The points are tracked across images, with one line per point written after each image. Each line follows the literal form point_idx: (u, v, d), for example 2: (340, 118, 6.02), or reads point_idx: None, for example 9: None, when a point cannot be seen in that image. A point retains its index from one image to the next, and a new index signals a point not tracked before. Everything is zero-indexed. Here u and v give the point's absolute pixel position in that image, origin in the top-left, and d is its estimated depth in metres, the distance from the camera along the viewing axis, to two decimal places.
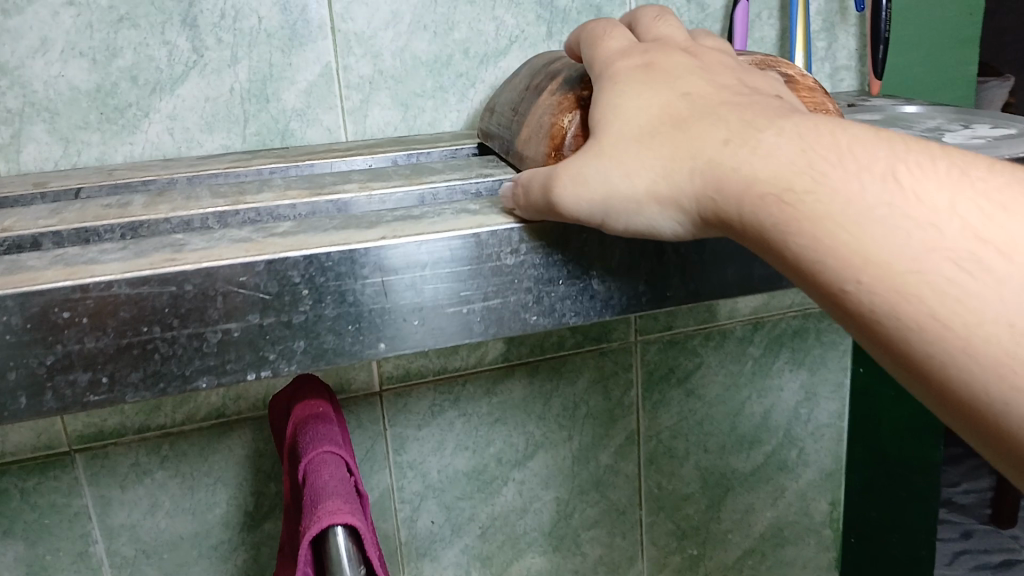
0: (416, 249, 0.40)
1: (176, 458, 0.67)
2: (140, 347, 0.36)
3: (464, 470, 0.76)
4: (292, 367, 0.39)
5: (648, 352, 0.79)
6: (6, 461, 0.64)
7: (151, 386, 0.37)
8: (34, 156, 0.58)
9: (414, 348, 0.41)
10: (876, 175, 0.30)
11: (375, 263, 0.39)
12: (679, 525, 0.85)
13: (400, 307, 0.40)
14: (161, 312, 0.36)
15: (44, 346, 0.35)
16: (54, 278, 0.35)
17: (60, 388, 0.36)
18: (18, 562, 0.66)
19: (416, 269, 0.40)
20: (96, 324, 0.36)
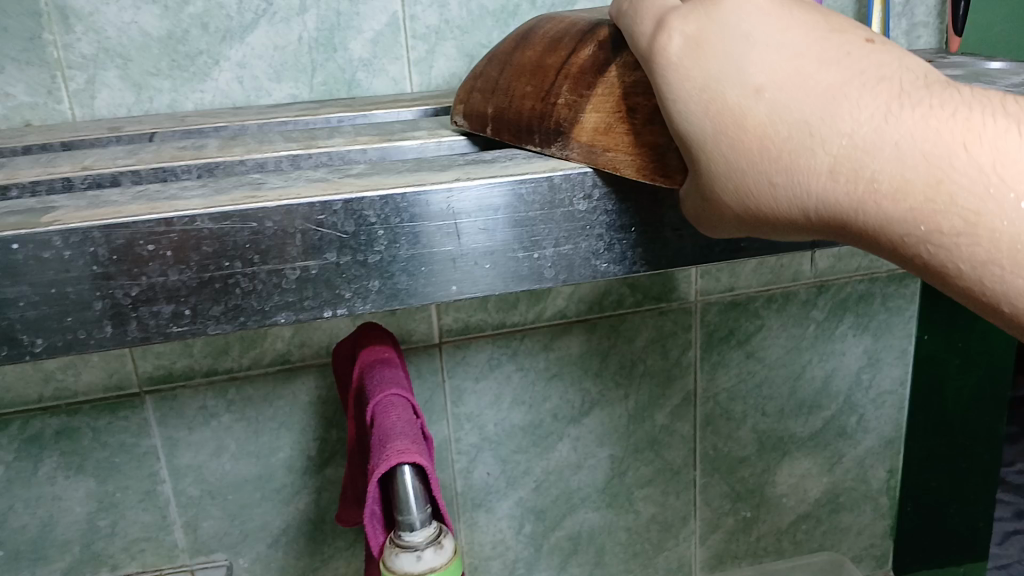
0: (489, 190, 0.36)
1: (242, 402, 0.69)
2: (222, 281, 0.34)
3: (520, 425, 0.77)
4: (367, 307, 0.36)
5: (708, 313, 0.78)
6: (78, 401, 0.66)
7: (232, 322, 0.34)
8: (107, 102, 0.60)
9: (485, 293, 0.37)
10: (916, 152, 0.24)
11: (448, 205, 0.36)
12: (734, 487, 0.85)
13: (470, 248, 0.37)
14: (240, 248, 0.34)
15: (128, 277, 0.33)
16: (135, 211, 0.33)
17: (144, 319, 0.33)
18: (91, 496, 0.69)
19: (487, 212, 0.36)
20: (179, 257, 0.33)
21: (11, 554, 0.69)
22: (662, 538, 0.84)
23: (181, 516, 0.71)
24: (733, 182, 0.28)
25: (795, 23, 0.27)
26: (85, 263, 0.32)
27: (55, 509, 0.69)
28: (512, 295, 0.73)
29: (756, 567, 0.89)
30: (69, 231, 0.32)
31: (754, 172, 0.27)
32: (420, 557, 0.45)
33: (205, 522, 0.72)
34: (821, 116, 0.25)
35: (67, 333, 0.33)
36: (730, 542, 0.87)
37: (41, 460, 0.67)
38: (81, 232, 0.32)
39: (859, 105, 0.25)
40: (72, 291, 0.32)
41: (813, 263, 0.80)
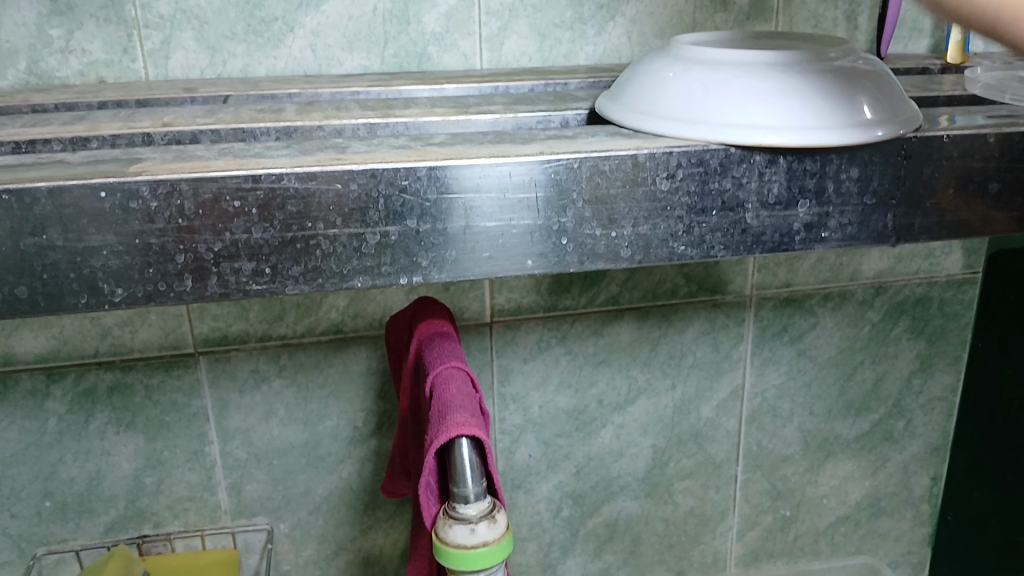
0: (554, 168, 0.39)
1: (294, 368, 0.69)
2: (303, 241, 0.37)
3: (566, 408, 0.77)
4: (445, 275, 0.39)
5: (762, 308, 0.77)
6: (133, 357, 0.67)
7: (322, 281, 0.38)
8: (181, 62, 0.60)
9: (554, 268, 0.40)
10: None
11: (518, 180, 0.39)
12: (775, 485, 0.84)
13: (530, 223, 0.39)
14: (326, 210, 0.37)
15: (213, 234, 0.36)
16: (225, 168, 0.37)
17: (225, 275, 0.37)
18: (139, 452, 0.70)
19: (558, 188, 0.39)
20: (263, 215, 0.37)
21: (59, 505, 0.71)
22: (699, 532, 0.84)
23: (226, 479, 0.72)
24: None
25: None
26: (169, 218, 0.36)
27: (104, 463, 0.70)
28: (566, 278, 0.72)
29: (791, 566, 0.88)
30: (159, 183, 0.35)
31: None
32: (473, 531, 0.45)
33: (249, 486, 0.72)
34: None
35: (152, 283, 0.37)
36: (767, 540, 0.86)
37: (94, 414, 0.68)
38: (169, 185, 0.36)
39: None
40: (157, 242, 0.36)
41: (872, 263, 0.79)
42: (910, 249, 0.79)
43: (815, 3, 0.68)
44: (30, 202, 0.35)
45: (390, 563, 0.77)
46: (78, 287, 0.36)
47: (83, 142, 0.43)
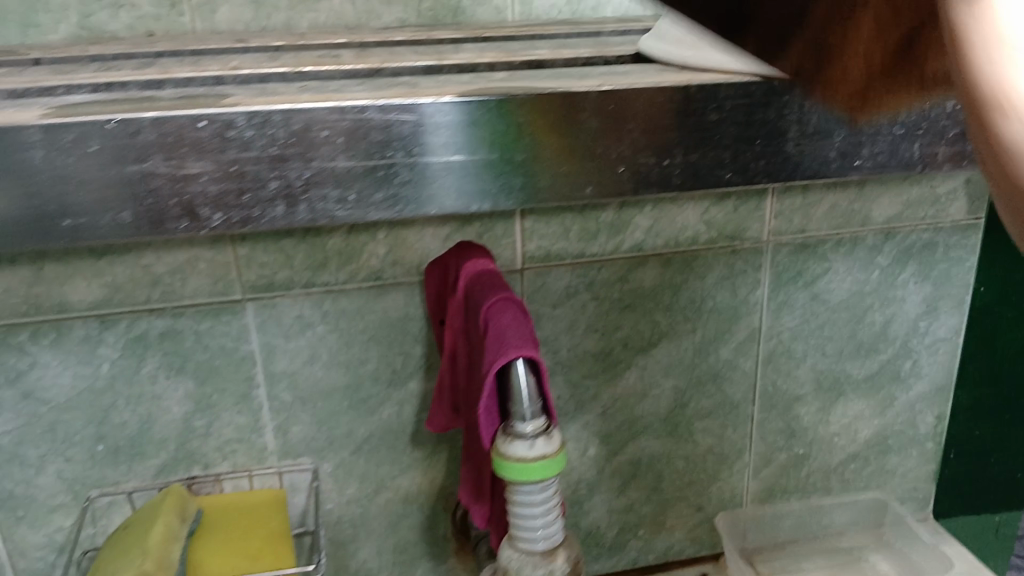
0: (607, 102, 0.44)
1: (336, 314, 0.73)
2: (383, 170, 0.42)
3: (592, 351, 0.80)
4: (425, 207, 0.44)
5: (778, 254, 0.81)
6: (183, 305, 0.70)
7: (339, 207, 0.43)
8: (227, 17, 0.62)
9: (606, 194, 0.46)
10: None
11: (575, 113, 0.43)
12: (789, 424, 0.88)
13: (576, 151, 0.44)
14: (403, 140, 0.42)
15: (303, 162, 0.42)
16: (312, 102, 0.41)
17: (314, 201, 0.42)
18: (188, 396, 0.73)
19: (608, 120, 0.44)
20: (348, 145, 0.42)
21: (112, 448, 0.74)
22: (717, 469, 0.88)
23: (273, 420, 0.75)
24: None
25: None
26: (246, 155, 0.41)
27: (154, 407, 0.73)
28: (593, 226, 0.76)
29: (805, 502, 0.92)
30: (254, 115, 0.40)
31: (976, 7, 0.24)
32: (532, 446, 0.50)
33: (294, 427, 0.76)
34: None
35: (250, 207, 0.42)
36: (782, 476, 0.91)
37: (145, 360, 0.71)
38: (263, 117, 0.40)
39: None
40: (252, 169, 0.41)
41: (882, 209, 0.82)
42: (918, 195, 0.82)
43: None
44: (136, 131, 0.39)
45: (427, 499, 0.82)
46: (179, 211, 0.41)
47: (160, 85, 0.46)
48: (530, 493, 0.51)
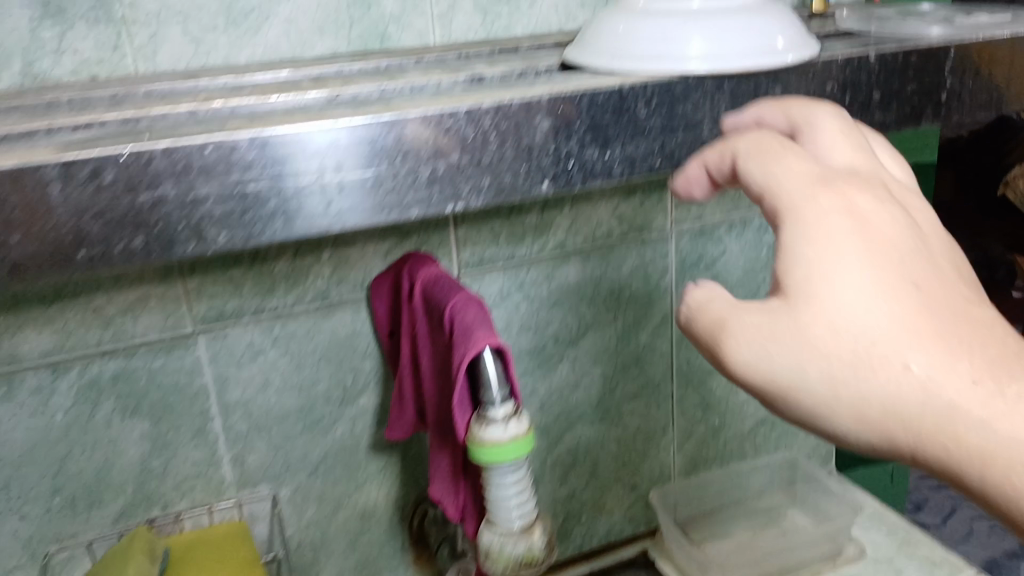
0: (565, 103, 0.48)
1: (286, 338, 0.73)
2: (243, 195, 0.42)
3: (528, 348, 0.85)
4: (189, 251, 0.42)
5: (682, 240, 0.87)
6: (135, 344, 0.69)
7: (366, 216, 0.46)
8: (169, 57, 0.62)
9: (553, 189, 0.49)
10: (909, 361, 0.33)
11: (536, 110, 0.48)
12: (704, 398, 0.96)
13: (533, 148, 0.48)
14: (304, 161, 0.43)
15: (131, 229, 0.41)
16: (232, 132, 0.42)
17: (131, 241, 0.41)
18: (144, 436, 0.72)
19: (541, 124, 0.48)
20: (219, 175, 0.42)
21: (68, 500, 0.71)
22: (647, 447, 0.95)
23: (229, 450, 0.75)
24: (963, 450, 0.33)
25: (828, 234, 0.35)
26: (334, 141, 0.44)
27: (111, 452, 0.71)
28: (520, 229, 0.79)
29: (723, 470, 1.00)
30: (97, 166, 0.39)
31: (873, 348, 0.33)
32: (506, 428, 0.55)
33: (252, 456, 0.76)
34: (881, 388, 0.33)
35: (117, 241, 0.41)
36: (701, 449, 0.99)
37: (100, 403, 0.70)
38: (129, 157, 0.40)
39: (857, 388, 0.33)
40: (106, 218, 0.40)
41: None
42: None
43: None
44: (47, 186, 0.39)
45: (383, 514, 0.83)
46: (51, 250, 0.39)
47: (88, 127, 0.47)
48: (509, 476, 0.56)
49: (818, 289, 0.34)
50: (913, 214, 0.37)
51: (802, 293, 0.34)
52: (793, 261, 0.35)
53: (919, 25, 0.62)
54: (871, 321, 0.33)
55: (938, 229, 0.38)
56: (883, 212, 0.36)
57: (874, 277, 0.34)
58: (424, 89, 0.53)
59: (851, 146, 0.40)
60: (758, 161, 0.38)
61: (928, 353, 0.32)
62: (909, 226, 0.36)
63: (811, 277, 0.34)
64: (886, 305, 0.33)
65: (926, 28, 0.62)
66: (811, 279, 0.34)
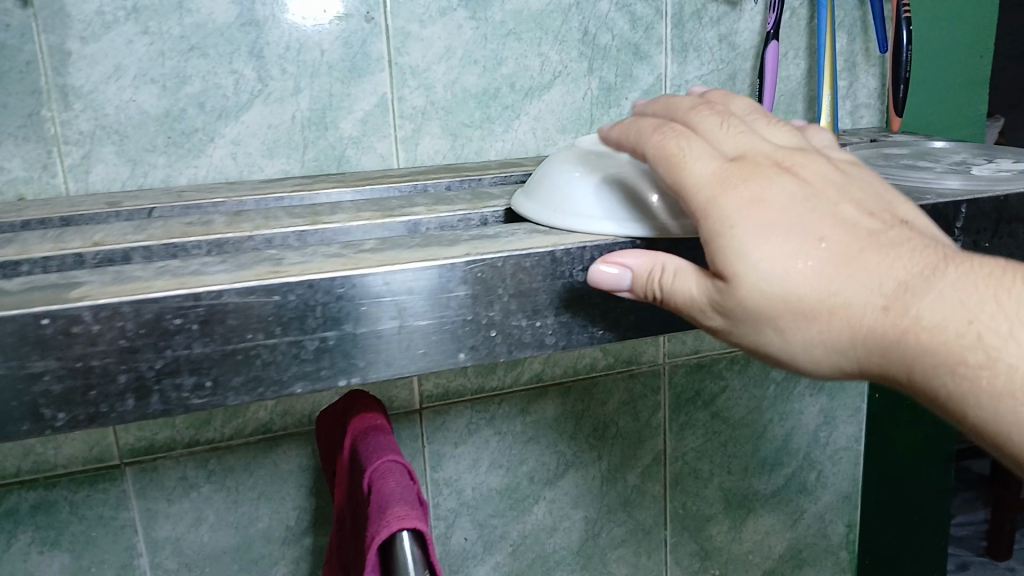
0: (490, 266, 0.41)
1: (223, 472, 0.68)
2: (91, 370, 0.36)
3: (498, 488, 0.77)
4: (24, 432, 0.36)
5: (675, 375, 0.81)
6: (57, 474, 0.64)
7: (239, 393, 0.38)
8: (102, 176, 0.58)
9: (481, 359, 0.42)
10: (834, 299, 0.34)
11: (456, 277, 0.41)
12: (703, 545, 0.87)
13: (450, 317, 0.41)
14: (167, 331, 0.37)
15: None
16: (83, 297, 0.36)
17: None
18: (63, 572, 0.66)
19: (459, 289, 0.41)
20: (62, 348, 0.35)
21: None
22: None
23: None
24: (921, 371, 0.33)
25: (736, 209, 0.35)
26: (201, 312, 0.37)
27: None
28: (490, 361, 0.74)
29: None
30: None
31: (806, 299, 0.34)
32: None
33: None
34: (823, 326, 0.34)
35: None
36: None
37: (15, 536, 0.64)
38: None
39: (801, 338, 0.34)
40: None
41: None
42: None
43: None
44: None
45: None
46: None
47: None
48: None
49: (742, 264, 0.34)
50: (805, 168, 0.38)
51: (728, 274, 0.34)
52: (709, 246, 0.35)
53: (925, 172, 0.55)
54: (788, 276, 0.34)
55: (831, 174, 0.38)
56: (782, 177, 0.36)
57: (781, 232, 0.34)
58: (346, 235, 0.49)
59: (741, 134, 0.39)
60: (659, 157, 0.38)
61: (848, 294, 0.34)
62: (807, 184, 0.36)
63: (726, 256, 0.34)
64: (799, 265, 0.34)
65: (943, 179, 0.53)
66: (733, 257, 0.34)
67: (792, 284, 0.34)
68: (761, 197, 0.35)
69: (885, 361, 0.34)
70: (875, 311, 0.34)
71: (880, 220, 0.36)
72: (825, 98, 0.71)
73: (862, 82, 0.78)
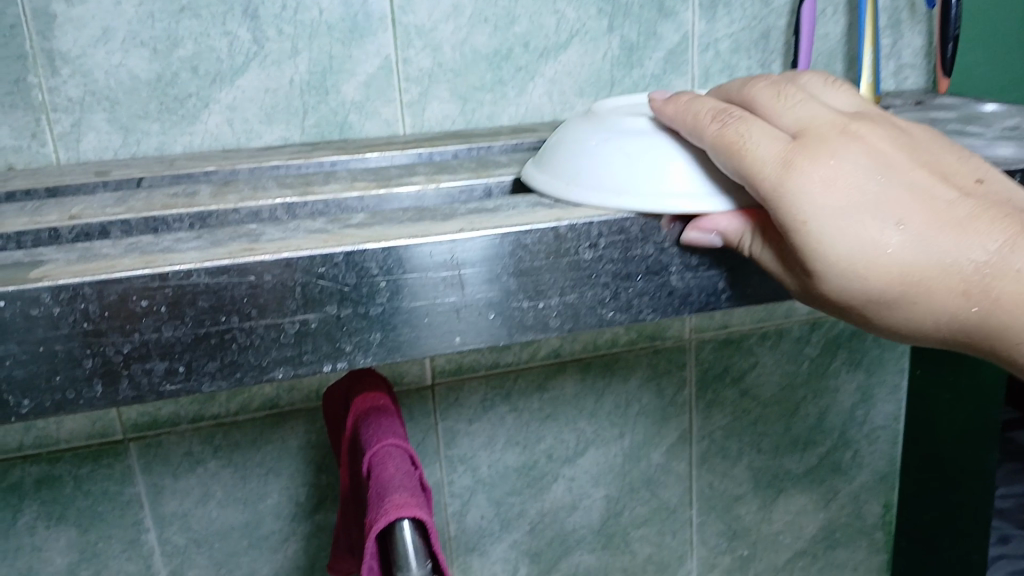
0: (489, 242, 0.37)
1: (230, 448, 0.66)
2: (55, 354, 0.33)
3: (516, 465, 0.75)
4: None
5: (703, 350, 0.77)
6: (60, 449, 0.63)
7: (214, 380, 0.35)
8: (93, 144, 0.58)
9: (489, 343, 0.38)
10: (921, 284, 0.34)
11: (452, 256, 0.37)
12: (730, 526, 0.83)
13: (443, 299, 0.37)
14: (135, 314, 0.33)
15: None
16: (45, 278, 0.33)
17: None
18: (71, 547, 0.65)
19: (454, 269, 0.37)
20: (24, 331, 0.32)
21: None
22: None
23: (165, 566, 0.67)
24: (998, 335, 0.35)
25: (822, 205, 0.33)
26: (168, 294, 0.34)
27: (33, 561, 0.64)
28: None
29: None
30: None
31: (895, 289, 0.34)
32: None
33: (191, 571, 0.68)
34: (909, 307, 0.35)
35: None
36: None
37: (21, 510, 0.63)
38: None
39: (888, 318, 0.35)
40: None
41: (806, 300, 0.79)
42: None
43: (728, 53, 0.68)
44: None
45: None
46: None
47: None
48: None
49: (829, 263, 0.33)
50: (874, 128, 0.36)
51: (820, 272, 0.34)
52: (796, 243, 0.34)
53: (977, 138, 0.49)
54: (879, 268, 0.33)
55: (899, 133, 0.36)
56: (856, 151, 0.34)
57: (870, 222, 0.33)
58: (339, 205, 0.47)
59: (799, 106, 0.37)
60: (721, 143, 0.36)
61: (935, 278, 0.34)
62: (883, 156, 0.34)
63: (815, 252, 0.33)
64: (890, 258, 0.33)
65: (999, 144, 0.47)
66: (813, 254, 0.34)
67: (881, 277, 0.33)
68: (842, 185, 0.33)
69: (964, 329, 0.36)
70: (961, 292, 0.34)
71: (955, 184, 0.35)
72: (865, 57, 0.65)
73: (907, 39, 0.72)
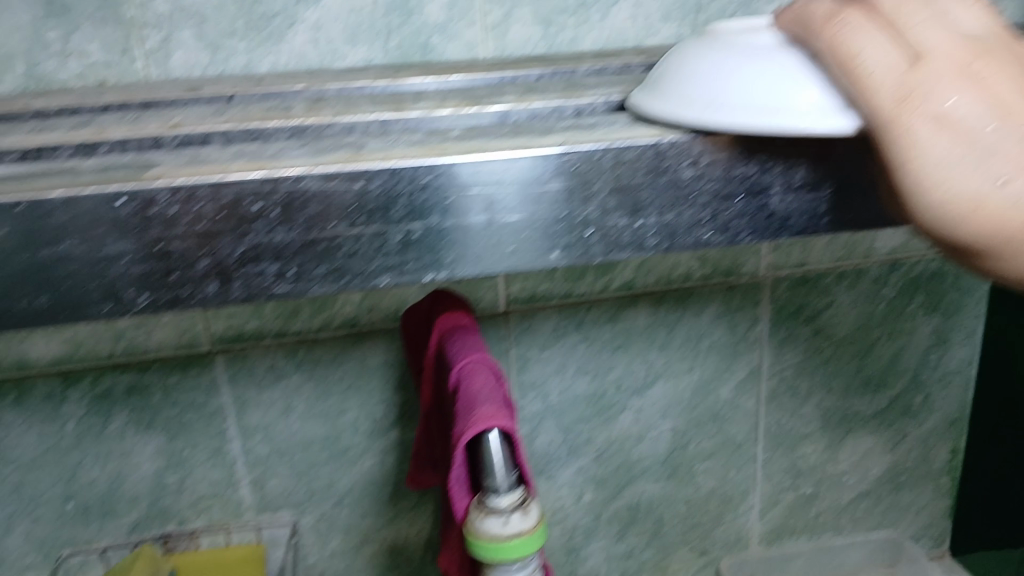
0: (594, 155, 0.36)
1: (311, 364, 0.68)
2: (166, 253, 0.33)
3: (585, 394, 0.75)
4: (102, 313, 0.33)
5: (779, 287, 0.76)
6: (149, 358, 0.65)
7: (321, 285, 0.35)
8: (182, 61, 0.59)
9: (582, 260, 0.37)
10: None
11: (555, 169, 0.35)
12: (796, 464, 0.84)
13: (544, 214, 0.36)
14: (245, 215, 0.33)
15: (35, 286, 0.32)
16: (160, 178, 0.33)
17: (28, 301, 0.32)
18: (159, 452, 0.68)
19: (557, 182, 0.36)
20: (139, 228, 0.32)
21: (81, 508, 0.68)
22: (722, 512, 0.84)
23: (249, 474, 0.70)
24: None
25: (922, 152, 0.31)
26: (280, 198, 0.33)
27: (124, 465, 0.68)
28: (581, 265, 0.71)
29: (813, 543, 0.88)
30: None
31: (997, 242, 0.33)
32: (506, 522, 0.44)
33: (272, 481, 0.71)
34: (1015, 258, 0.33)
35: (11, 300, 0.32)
36: (790, 517, 0.86)
37: (112, 415, 0.66)
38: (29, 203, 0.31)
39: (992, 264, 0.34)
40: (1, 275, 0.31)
41: (886, 239, 0.77)
42: None
43: None
44: None
45: (416, 553, 0.76)
46: None
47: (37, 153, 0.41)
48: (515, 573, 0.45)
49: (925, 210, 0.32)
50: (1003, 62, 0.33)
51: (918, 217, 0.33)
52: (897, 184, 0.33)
53: None
54: (981, 220, 0.32)
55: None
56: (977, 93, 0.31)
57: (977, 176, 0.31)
58: (429, 124, 0.46)
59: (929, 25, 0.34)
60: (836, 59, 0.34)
61: None
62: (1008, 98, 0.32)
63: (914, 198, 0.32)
64: (993, 213, 0.32)
65: None
66: (912, 198, 0.33)
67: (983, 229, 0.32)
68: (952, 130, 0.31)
69: None
70: None
71: None
72: None
73: None
